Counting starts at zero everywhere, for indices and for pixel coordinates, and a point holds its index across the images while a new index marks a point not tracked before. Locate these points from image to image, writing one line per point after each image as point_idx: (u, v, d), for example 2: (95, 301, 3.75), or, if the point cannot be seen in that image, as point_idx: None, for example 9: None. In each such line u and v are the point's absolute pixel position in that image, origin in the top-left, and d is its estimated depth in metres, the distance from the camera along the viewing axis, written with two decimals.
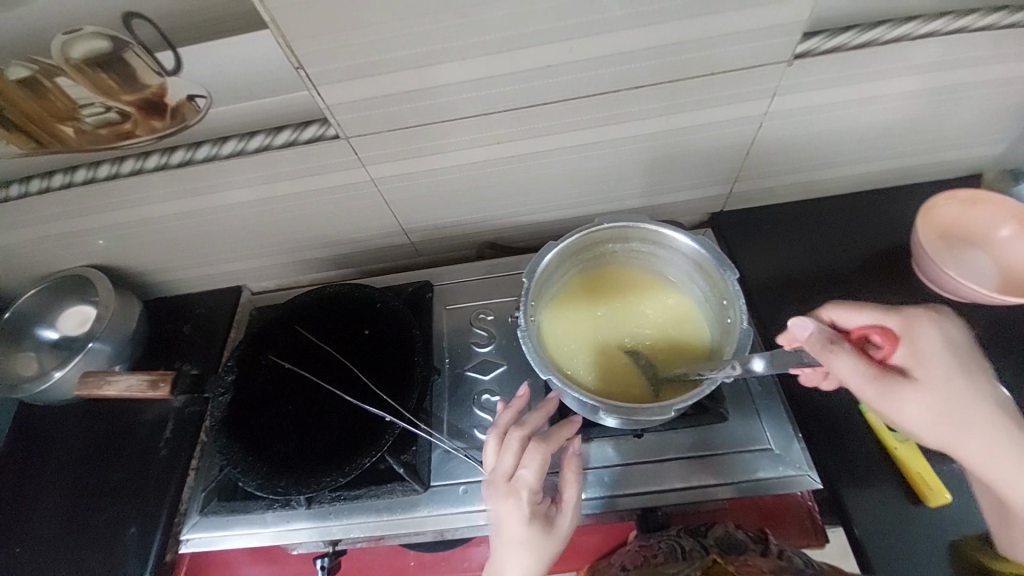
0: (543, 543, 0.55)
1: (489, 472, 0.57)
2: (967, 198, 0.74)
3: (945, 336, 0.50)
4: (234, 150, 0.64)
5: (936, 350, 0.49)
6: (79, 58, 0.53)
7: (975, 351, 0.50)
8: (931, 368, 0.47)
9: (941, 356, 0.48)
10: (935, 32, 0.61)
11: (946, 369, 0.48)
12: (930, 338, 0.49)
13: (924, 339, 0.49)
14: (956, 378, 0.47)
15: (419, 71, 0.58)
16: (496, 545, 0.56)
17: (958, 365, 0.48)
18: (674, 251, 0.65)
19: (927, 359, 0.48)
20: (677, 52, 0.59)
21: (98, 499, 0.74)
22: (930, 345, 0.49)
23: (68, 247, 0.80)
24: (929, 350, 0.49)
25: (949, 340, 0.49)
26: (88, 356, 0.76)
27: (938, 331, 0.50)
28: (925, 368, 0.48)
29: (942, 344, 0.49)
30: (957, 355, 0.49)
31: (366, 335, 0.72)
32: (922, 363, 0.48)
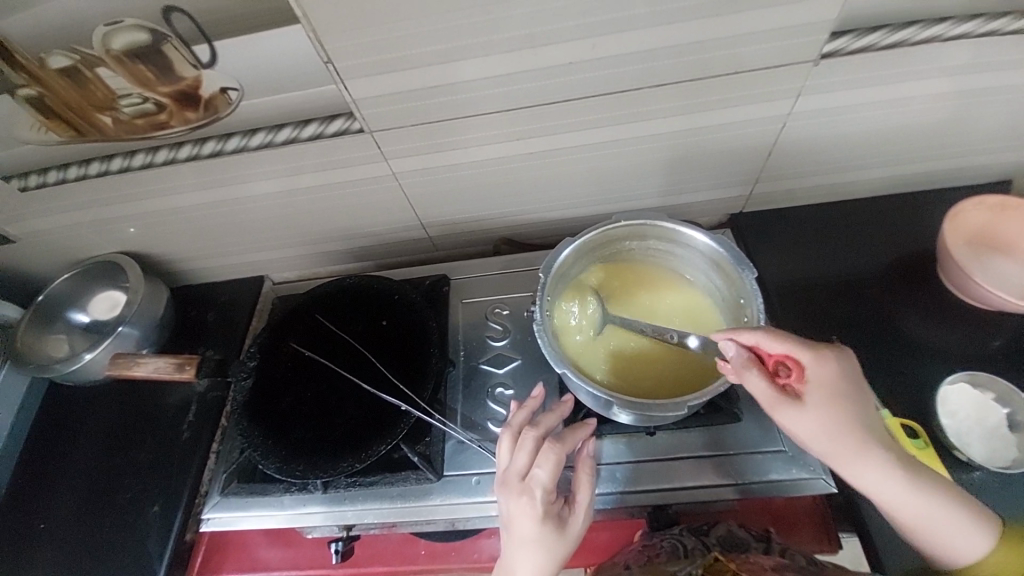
0: (555, 543, 0.55)
1: (503, 470, 0.57)
2: (996, 204, 0.73)
3: (844, 368, 0.53)
4: (263, 142, 0.66)
5: (835, 383, 0.52)
6: (120, 49, 0.55)
7: (864, 379, 0.54)
8: (827, 397, 0.51)
9: (836, 386, 0.52)
10: (966, 34, 0.60)
11: (835, 399, 0.51)
12: (832, 371, 0.52)
13: (826, 372, 0.52)
14: (846, 407, 0.51)
15: (443, 67, 0.59)
16: (507, 543, 0.56)
17: (850, 395, 0.52)
18: (692, 249, 0.65)
19: (825, 390, 0.51)
20: (701, 51, 0.59)
21: (124, 477, 0.77)
22: (830, 375, 0.52)
23: (100, 234, 0.83)
24: (830, 383, 0.52)
25: (846, 372, 0.53)
26: (117, 339, 0.79)
27: (839, 363, 0.53)
28: (824, 396, 0.51)
29: (842, 376, 0.52)
30: (852, 385, 0.52)
31: (384, 325, 0.74)
32: (821, 394, 0.51)
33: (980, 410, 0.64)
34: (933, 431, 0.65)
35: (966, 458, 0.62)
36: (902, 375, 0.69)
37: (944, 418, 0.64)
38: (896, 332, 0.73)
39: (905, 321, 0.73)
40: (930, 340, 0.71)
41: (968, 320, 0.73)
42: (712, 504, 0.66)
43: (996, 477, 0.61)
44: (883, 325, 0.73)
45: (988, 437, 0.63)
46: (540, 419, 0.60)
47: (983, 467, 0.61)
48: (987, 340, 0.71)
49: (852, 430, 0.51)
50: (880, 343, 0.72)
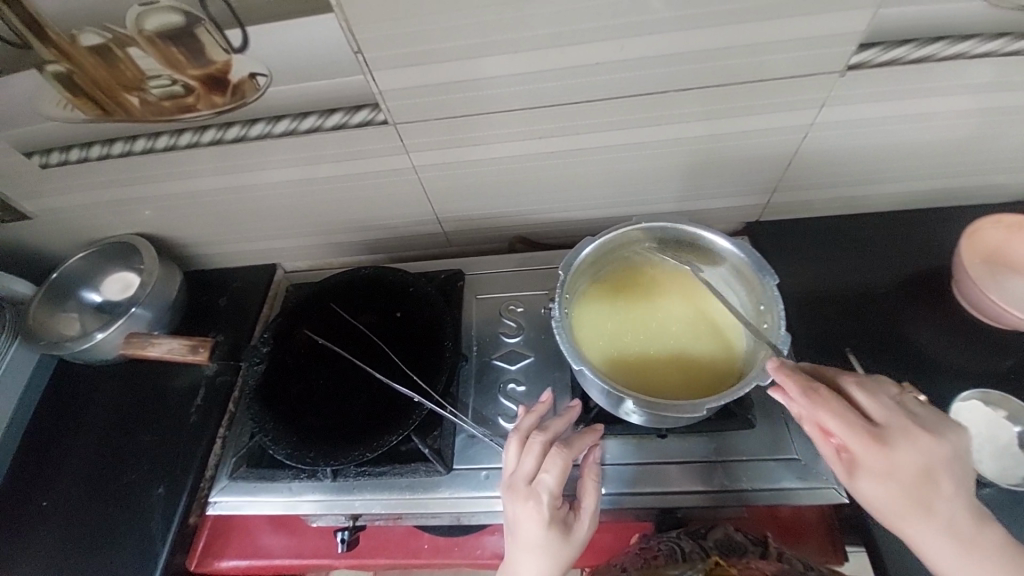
0: (560, 549, 0.54)
1: (509, 473, 0.57)
2: (1014, 223, 0.73)
3: (909, 456, 0.48)
4: (287, 129, 0.67)
5: (891, 471, 0.48)
6: (153, 30, 0.55)
7: (926, 467, 0.47)
8: (881, 481, 0.48)
9: (893, 473, 0.48)
10: (992, 52, 0.60)
11: (874, 480, 0.48)
12: (891, 458, 0.47)
13: (884, 459, 0.48)
14: (903, 494, 0.48)
15: (470, 63, 0.59)
16: (510, 548, 0.55)
17: (910, 482, 0.48)
18: (712, 254, 0.66)
19: (879, 474, 0.48)
20: (726, 57, 0.59)
21: (129, 458, 0.77)
22: (868, 458, 0.48)
23: (117, 215, 0.84)
24: (884, 471, 0.48)
25: (911, 460, 0.48)
26: (131, 320, 0.79)
27: (903, 450, 0.48)
28: (877, 478, 0.48)
29: (904, 465, 0.47)
30: (898, 472, 0.48)
31: (399, 317, 0.74)
32: (871, 477, 0.48)
33: (992, 427, 0.64)
34: None
35: (976, 474, 0.62)
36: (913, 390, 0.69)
37: None
38: (909, 347, 0.73)
39: (919, 336, 0.73)
40: (942, 356, 0.71)
41: (980, 338, 0.73)
42: (720, 510, 0.66)
43: (1005, 495, 0.62)
44: (897, 339, 0.73)
45: (997, 454, 0.63)
46: (549, 425, 0.60)
47: (992, 484, 0.61)
48: (1000, 359, 0.71)
49: (905, 514, 0.48)
50: (892, 357, 0.72)
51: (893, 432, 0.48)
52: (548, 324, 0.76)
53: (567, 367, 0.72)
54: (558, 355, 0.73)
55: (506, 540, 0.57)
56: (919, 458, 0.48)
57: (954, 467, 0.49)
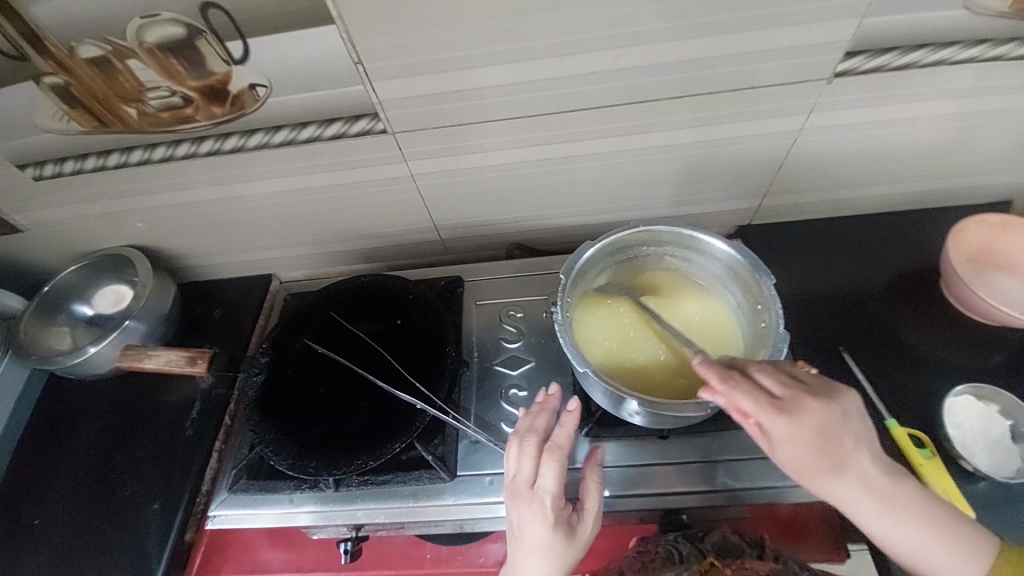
0: (566, 550, 0.55)
1: (510, 479, 0.58)
2: (998, 223, 0.75)
3: (809, 422, 0.50)
4: (285, 139, 0.67)
5: (796, 439, 0.50)
6: (153, 42, 0.56)
7: (827, 429, 0.50)
8: (794, 450, 0.50)
9: (802, 440, 0.49)
10: (971, 59, 0.63)
11: (786, 455, 0.50)
12: (794, 427, 0.49)
13: (786, 431, 0.50)
14: (813, 462, 0.50)
15: (469, 72, 0.60)
16: (517, 553, 0.56)
17: (818, 447, 0.50)
18: (709, 257, 0.67)
19: (791, 444, 0.50)
20: (715, 66, 0.61)
21: (122, 474, 0.76)
22: (776, 433, 0.50)
23: (110, 227, 0.83)
24: (791, 441, 0.50)
25: (814, 427, 0.50)
26: (124, 334, 0.78)
27: (802, 417, 0.50)
28: (790, 448, 0.50)
29: (805, 432, 0.50)
30: (808, 441, 0.50)
31: (399, 324, 0.74)
32: (784, 449, 0.50)
33: (985, 421, 0.66)
34: (939, 442, 0.66)
35: (972, 467, 0.63)
36: (906, 387, 0.71)
37: (950, 429, 0.65)
38: (901, 344, 0.74)
39: (909, 334, 0.75)
40: (932, 353, 0.73)
41: (968, 335, 0.75)
42: (724, 510, 0.67)
43: (999, 488, 0.63)
44: (888, 337, 0.75)
45: (991, 449, 0.64)
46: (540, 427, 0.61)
47: (988, 477, 0.63)
48: (987, 355, 0.73)
49: (820, 480, 0.50)
50: (885, 355, 0.74)
51: (789, 403, 0.50)
52: (548, 329, 0.77)
53: (567, 371, 0.73)
54: (559, 359, 0.74)
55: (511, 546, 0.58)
56: (822, 423, 0.50)
57: (854, 424, 0.51)
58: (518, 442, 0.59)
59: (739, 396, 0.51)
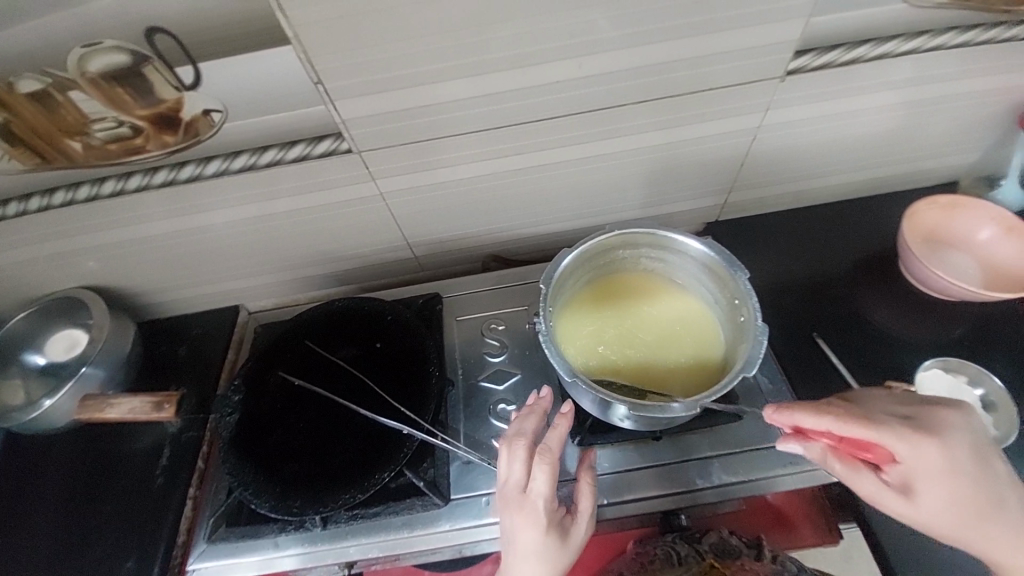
0: (559, 553, 0.54)
1: (501, 484, 0.56)
2: (948, 203, 0.79)
3: (954, 444, 0.50)
4: (245, 164, 0.64)
5: (945, 464, 0.50)
6: (96, 71, 0.53)
7: (969, 449, 0.51)
8: (942, 480, 0.50)
9: (952, 467, 0.50)
10: (912, 51, 0.66)
11: (937, 484, 0.50)
12: (942, 451, 0.50)
13: (936, 458, 0.50)
14: (962, 486, 0.50)
15: (432, 87, 0.60)
16: (511, 559, 0.54)
17: (964, 471, 0.50)
18: (685, 256, 0.68)
19: (941, 472, 0.50)
20: (672, 71, 0.63)
21: (88, 533, 0.70)
22: (928, 463, 0.50)
23: (59, 269, 0.78)
24: (940, 467, 0.50)
25: (957, 449, 0.50)
26: (81, 382, 0.73)
27: (947, 440, 0.50)
28: (937, 477, 0.50)
29: (951, 455, 0.50)
30: (957, 465, 0.50)
31: (379, 347, 0.72)
32: (932, 480, 0.50)
33: (955, 393, 0.69)
34: None
35: None
36: (881, 368, 0.73)
37: None
38: (872, 326, 0.77)
39: (877, 316, 0.78)
40: (899, 333, 0.76)
41: (933, 311, 0.78)
42: (721, 506, 0.67)
43: None
44: (858, 320, 0.77)
45: None
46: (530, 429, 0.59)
47: None
48: (949, 330, 0.76)
49: (966, 506, 0.51)
50: (858, 338, 0.76)
51: (929, 425, 0.51)
52: (531, 340, 0.76)
53: (554, 381, 0.72)
54: (544, 369, 0.73)
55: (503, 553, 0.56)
56: (962, 445, 0.51)
57: (986, 442, 0.53)
58: (508, 447, 0.57)
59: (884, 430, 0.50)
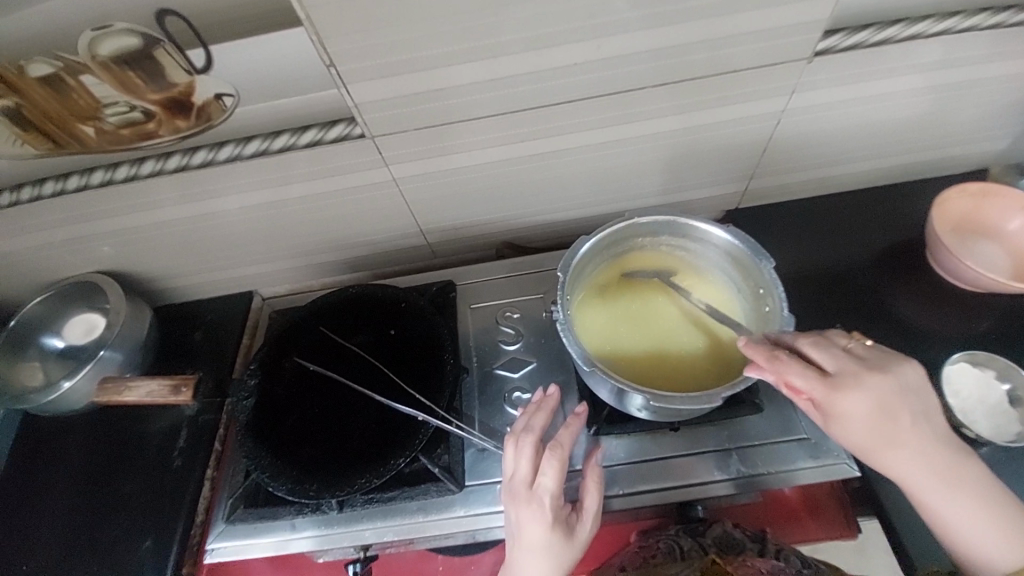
0: (564, 550, 0.54)
1: (507, 479, 0.57)
2: (978, 191, 0.76)
3: (866, 396, 0.50)
4: (257, 150, 0.64)
5: (853, 414, 0.50)
6: (108, 55, 0.52)
7: (884, 399, 0.51)
8: (849, 428, 0.51)
9: (861, 418, 0.50)
10: (947, 31, 0.63)
11: (841, 426, 0.51)
12: (848, 398, 0.50)
13: (841, 404, 0.50)
14: (871, 432, 0.50)
15: (446, 70, 0.58)
16: (515, 553, 0.55)
17: (875, 425, 0.50)
18: (707, 245, 0.67)
19: (849, 421, 0.51)
20: (692, 53, 0.60)
21: (109, 512, 0.72)
22: (833, 408, 0.51)
23: (75, 254, 0.78)
24: (848, 416, 0.51)
25: (865, 398, 0.50)
26: (99, 365, 0.74)
27: (858, 392, 0.50)
28: (845, 424, 0.51)
29: (861, 406, 0.50)
30: (865, 411, 0.50)
31: (393, 334, 0.72)
32: (841, 426, 0.51)
33: (982, 387, 0.67)
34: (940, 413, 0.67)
35: (974, 434, 0.64)
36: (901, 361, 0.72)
37: (949, 398, 0.66)
38: (894, 318, 0.75)
39: (899, 308, 0.76)
40: (922, 325, 0.74)
41: (958, 303, 0.76)
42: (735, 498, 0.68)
43: (999, 452, 0.65)
44: (879, 312, 0.76)
45: (990, 414, 0.66)
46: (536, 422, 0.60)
47: (989, 443, 0.64)
48: (974, 323, 0.74)
49: (876, 449, 0.51)
50: (879, 329, 0.74)
51: (847, 377, 0.51)
52: (546, 328, 0.75)
53: (569, 370, 0.71)
54: (560, 358, 0.73)
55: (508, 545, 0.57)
56: (871, 394, 0.50)
57: (911, 399, 0.52)
58: (516, 441, 0.58)
59: (788, 373, 0.52)
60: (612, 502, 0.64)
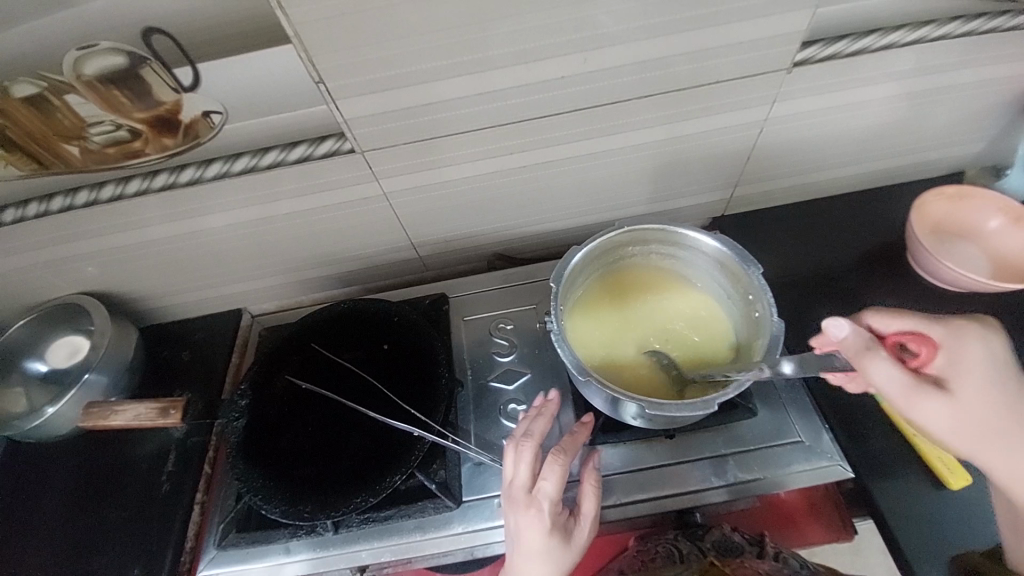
0: (563, 556, 0.54)
1: (506, 485, 0.57)
2: (955, 194, 0.79)
3: (995, 346, 0.48)
4: (247, 166, 0.63)
5: (984, 357, 0.47)
6: (92, 74, 0.52)
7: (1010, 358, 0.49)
8: (974, 385, 0.46)
9: (989, 376, 0.46)
10: (920, 40, 0.65)
11: (981, 382, 0.46)
12: (982, 345, 0.48)
13: (975, 348, 0.47)
14: (1006, 388, 0.46)
15: (434, 86, 0.59)
16: (514, 560, 0.54)
17: (1005, 377, 0.47)
18: (696, 252, 0.67)
19: (976, 376, 0.46)
20: (675, 65, 0.62)
21: (94, 541, 0.69)
22: (972, 351, 0.47)
23: (58, 275, 0.77)
24: (979, 359, 0.47)
25: (995, 348, 0.48)
26: (84, 389, 0.72)
27: (988, 341, 0.48)
28: (968, 379, 0.46)
29: (992, 354, 0.47)
30: (996, 359, 0.47)
31: (385, 349, 0.71)
32: (972, 372, 0.46)
33: None
34: None
35: None
36: None
37: None
38: None
39: (886, 309, 0.77)
40: None
41: (945, 304, 0.77)
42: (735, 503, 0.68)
43: None
44: (867, 313, 0.77)
45: None
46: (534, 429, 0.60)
47: None
48: None
49: (1008, 415, 0.46)
50: None
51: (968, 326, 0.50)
52: (539, 339, 0.75)
53: (564, 380, 0.71)
54: (554, 368, 0.72)
55: (507, 553, 0.56)
56: (1001, 347, 0.49)
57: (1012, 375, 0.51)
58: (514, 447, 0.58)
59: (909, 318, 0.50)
60: (610, 513, 0.64)
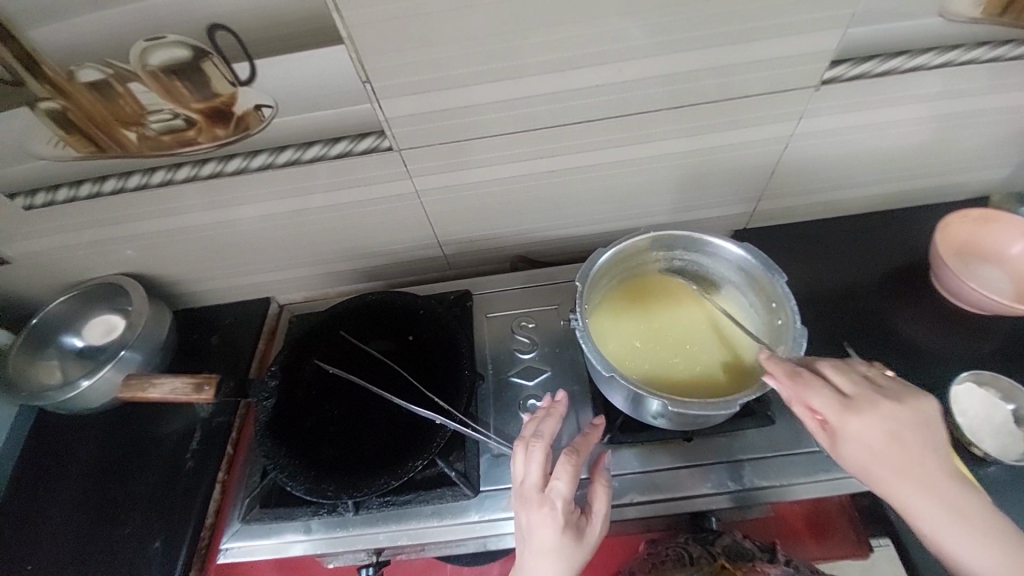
0: (575, 552, 0.55)
1: (518, 483, 0.57)
2: (980, 217, 0.79)
3: (879, 424, 0.51)
4: (291, 158, 0.67)
5: (868, 437, 0.51)
6: (157, 65, 0.55)
7: (906, 428, 0.51)
8: (850, 453, 0.52)
9: (869, 449, 0.51)
10: (948, 63, 0.66)
11: (860, 452, 0.51)
12: (864, 421, 0.51)
13: (857, 425, 0.51)
14: (886, 458, 0.50)
15: (472, 90, 0.61)
16: (524, 556, 0.55)
17: (891, 450, 0.50)
18: (720, 261, 0.69)
19: (851, 449, 0.51)
20: (705, 79, 0.64)
21: (120, 512, 0.72)
22: (855, 432, 0.51)
23: (103, 255, 0.80)
24: (860, 438, 0.51)
25: (880, 424, 0.51)
26: (119, 364, 0.75)
27: (872, 419, 0.51)
28: (843, 450, 0.52)
29: (877, 432, 0.51)
30: (882, 436, 0.50)
31: (412, 340, 0.74)
32: (851, 445, 0.52)
33: (988, 406, 0.68)
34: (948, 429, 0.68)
35: (981, 453, 0.65)
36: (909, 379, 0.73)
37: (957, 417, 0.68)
38: (900, 338, 0.77)
39: (906, 328, 0.77)
40: (927, 344, 0.76)
41: (964, 326, 0.78)
42: (747, 511, 0.68)
43: (1007, 471, 0.65)
44: (885, 331, 0.78)
45: (996, 433, 0.67)
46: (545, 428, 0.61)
47: (996, 461, 0.65)
48: (979, 343, 0.76)
49: (890, 480, 0.51)
50: (885, 347, 0.76)
51: (864, 402, 0.52)
52: (560, 338, 0.77)
53: (583, 380, 0.73)
54: (574, 367, 0.74)
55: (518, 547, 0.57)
56: (892, 421, 0.51)
57: (925, 433, 0.51)
58: (526, 447, 0.59)
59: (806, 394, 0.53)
60: (624, 511, 0.65)
